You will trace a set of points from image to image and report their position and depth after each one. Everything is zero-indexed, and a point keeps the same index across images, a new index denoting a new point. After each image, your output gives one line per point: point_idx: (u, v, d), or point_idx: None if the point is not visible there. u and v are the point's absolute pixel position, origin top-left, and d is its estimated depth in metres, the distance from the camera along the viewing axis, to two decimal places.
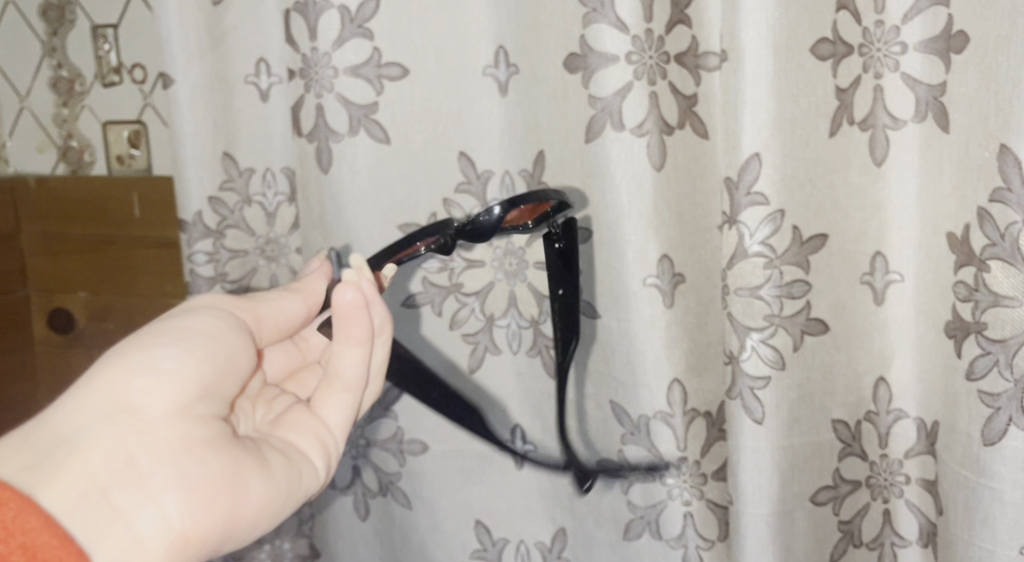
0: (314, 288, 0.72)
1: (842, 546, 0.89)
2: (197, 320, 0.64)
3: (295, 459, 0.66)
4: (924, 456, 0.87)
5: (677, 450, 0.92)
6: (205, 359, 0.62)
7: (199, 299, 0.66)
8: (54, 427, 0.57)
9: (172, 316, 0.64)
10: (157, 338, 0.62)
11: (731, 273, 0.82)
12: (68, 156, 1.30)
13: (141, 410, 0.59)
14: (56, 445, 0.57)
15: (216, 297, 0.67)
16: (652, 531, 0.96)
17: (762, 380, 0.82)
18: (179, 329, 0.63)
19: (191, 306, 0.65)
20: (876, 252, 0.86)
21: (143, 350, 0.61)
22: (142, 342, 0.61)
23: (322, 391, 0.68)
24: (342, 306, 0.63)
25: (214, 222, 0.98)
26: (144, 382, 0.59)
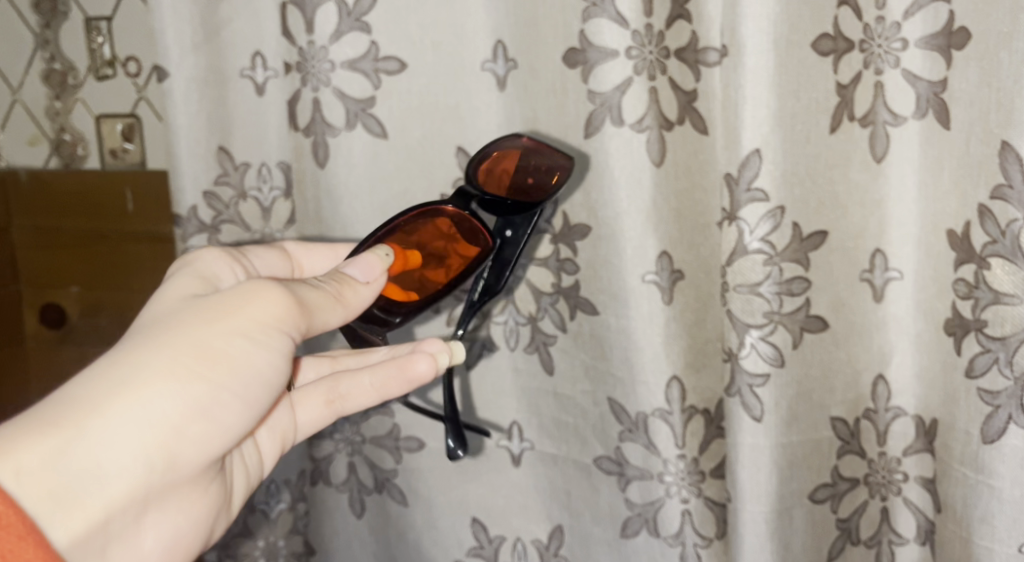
0: (357, 301, 0.66)
1: (841, 543, 0.88)
2: (264, 361, 0.61)
3: (251, 479, 0.70)
4: (923, 454, 0.87)
5: (676, 448, 0.92)
6: (252, 413, 0.62)
7: (269, 309, 0.61)
8: (99, 453, 0.55)
9: (244, 342, 0.60)
10: (223, 380, 0.59)
11: (731, 270, 0.81)
12: (60, 151, 1.29)
13: (179, 459, 0.59)
14: (93, 478, 0.55)
15: (285, 309, 0.61)
16: (650, 528, 0.95)
17: (761, 377, 0.82)
18: (247, 372, 0.60)
19: (269, 329, 0.61)
20: (876, 250, 0.85)
21: (207, 393, 0.59)
22: (209, 379, 0.59)
23: (307, 392, 0.71)
24: (412, 371, 0.67)
25: (209, 217, 0.98)
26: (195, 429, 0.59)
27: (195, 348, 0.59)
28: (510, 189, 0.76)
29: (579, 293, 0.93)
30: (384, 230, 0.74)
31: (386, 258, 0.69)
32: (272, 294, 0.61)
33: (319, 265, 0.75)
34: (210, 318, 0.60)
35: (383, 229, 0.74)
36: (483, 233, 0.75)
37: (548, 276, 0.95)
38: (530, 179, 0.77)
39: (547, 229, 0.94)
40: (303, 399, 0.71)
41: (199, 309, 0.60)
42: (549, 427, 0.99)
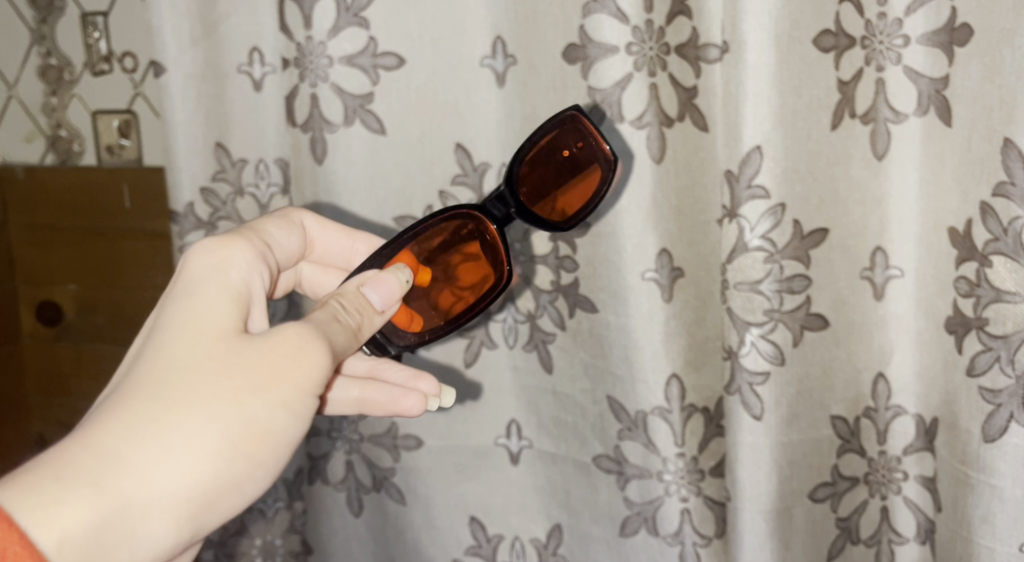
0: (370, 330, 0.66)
1: (840, 543, 0.88)
2: (299, 431, 0.59)
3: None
4: (923, 453, 0.87)
5: (675, 446, 0.92)
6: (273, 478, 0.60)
7: (310, 377, 0.59)
8: (136, 524, 0.53)
9: (286, 415, 0.58)
10: (261, 454, 0.58)
11: (731, 267, 0.81)
12: (57, 147, 1.28)
13: (205, 529, 0.57)
14: (125, 550, 0.53)
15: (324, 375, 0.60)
16: (648, 527, 0.95)
17: (761, 375, 0.81)
18: (282, 445, 0.59)
19: (307, 398, 0.59)
20: (877, 247, 0.84)
21: (246, 468, 0.57)
22: (247, 452, 0.57)
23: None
24: (402, 404, 0.71)
25: (206, 213, 0.97)
26: (227, 502, 0.57)
27: (240, 420, 0.57)
28: (543, 172, 0.78)
29: (578, 291, 0.93)
30: (409, 239, 0.72)
31: (405, 284, 0.68)
32: (316, 358, 0.59)
33: (330, 245, 0.76)
34: (258, 382, 0.58)
35: (408, 234, 0.72)
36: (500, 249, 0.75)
37: (548, 274, 0.94)
38: (566, 150, 0.77)
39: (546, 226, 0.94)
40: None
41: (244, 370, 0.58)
42: (548, 426, 0.98)
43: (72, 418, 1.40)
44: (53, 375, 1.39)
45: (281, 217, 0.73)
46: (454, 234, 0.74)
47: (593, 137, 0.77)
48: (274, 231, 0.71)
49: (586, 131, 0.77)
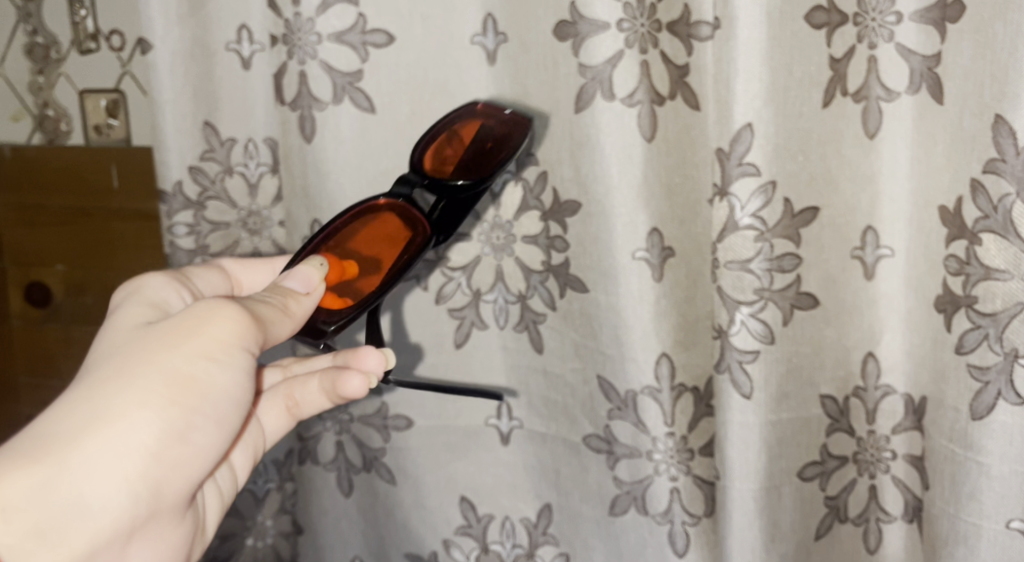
0: (303, 311, 0.68)
1: (828, 521, 0.89)
2: (227, 380, 0.63)
3: (230, 484, 0.74)
4: (912, 432, 0.87)
5: (665, 425, 0.92)
6: (225, 427, 0.65)
7: (227, 329, 0.63)
8: (83, 483, 0.59)
9: (211, 366, 0.63)
10: (193, 404, 0.62)
11: (721, 246, 0.80)
12: (44, 126, 1.27)
13: (164, 478, 0.63)
14: (82, 510, 0.60)
15: (241, 327, 0.63)
16: (638, 506, 0.95)
17: (751, 354, 0.81)
18: (215, 394, 0.63)
19: (229, 349, 0.63)
20: (867, 226, 0.84)
21: (180, 418, 0.62)
22: (180, 406, 0.62)
23: (274, 398, 0.76)
24: (356, 392, 0.70)
25: (195, 193, 0.99)
26: (170, 456, 0.62)
27: (163, 375, 0.61)
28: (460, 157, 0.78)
29: (569, 271, 0.93)
30: (321, 236, 0.75)
31: (321, 268, 0.71)
32: (228, 313, 0.63)
33: (258, 281, 0.78)
34: (176, 341, 0.62)
35: (321, 235, 0.75)
36: (418, 219, 0.74)
37: (538, 254, 0.95)
38: (490, 144, 0.79)
39: (536, 205, 0.94)
40: (270, 406, 0.76)
41: (158, 336, 0.63)
42: (538, 406, 0.99)
43: None
44: (41, 356, 1.39)
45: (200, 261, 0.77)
46: (377, 225, 0.75)
47: (495, 118, 0.81)
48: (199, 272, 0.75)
49: (490, 121, 0.80)
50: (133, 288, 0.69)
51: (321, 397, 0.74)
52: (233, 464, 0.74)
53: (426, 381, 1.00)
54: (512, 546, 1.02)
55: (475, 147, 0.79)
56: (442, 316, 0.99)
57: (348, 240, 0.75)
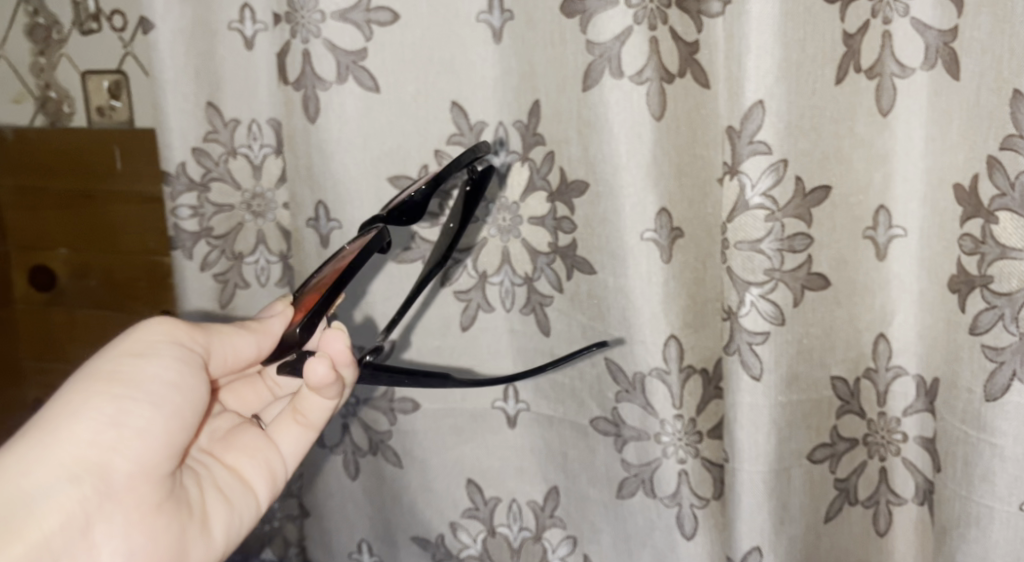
0: (269, 330, 0.72)
1: (838, 504, 0.88)
2: (156, 368, 0.66)
3: (238, 499, 0.71)
4: (923, 414, 0.86)
5: (673, 407, 0.91)
6: (168, 413, 0.66)
7: (152, 331, 0.68)
8: (24, 477, 0.62)
9: (136, 360, 0.66)
10: (122, 393, 0.65)
11: (731, 226, 0.80)
12: (47, 107, 1.26)
13: (108, 467, 0.64)
14: (23, 504, 0.62)
15: (168, 328, 0.68)
16: (646, 489, 0.95)
17: (761, 335, 0.81)
18: (146, 384, 0.65)
19: (154, 345, 0.67)
20: (879, 206, 0.83)
21: (109, 406, 0.64)
22: (109, 396, 0.64)
23: (284, 419, 0.74)
24: (319, 378, 0.67)
25: (199, 174, 1.00)
26: (106, 441, 0.64)
27: (92, 372, 0.65)
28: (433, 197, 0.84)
29: (576, 252, 0.92)
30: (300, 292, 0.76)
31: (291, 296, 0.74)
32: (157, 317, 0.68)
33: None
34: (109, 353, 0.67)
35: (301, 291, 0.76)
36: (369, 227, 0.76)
37: (545, 236, 0.94)
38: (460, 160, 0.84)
39: (543, 186, 0.93)
40: (280, 427, 0.74)
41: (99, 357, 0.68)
42: (545, 389, 0.98)
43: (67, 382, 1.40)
44: (45, 339, 1.39)
45: None
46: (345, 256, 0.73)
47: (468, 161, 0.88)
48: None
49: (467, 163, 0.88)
50: None
51: (316, 396, 0.70)
52: (242, 482, 0.72)
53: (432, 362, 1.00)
54: (519, 529, 1.02)
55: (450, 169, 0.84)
56: (446, 298, 0.98)
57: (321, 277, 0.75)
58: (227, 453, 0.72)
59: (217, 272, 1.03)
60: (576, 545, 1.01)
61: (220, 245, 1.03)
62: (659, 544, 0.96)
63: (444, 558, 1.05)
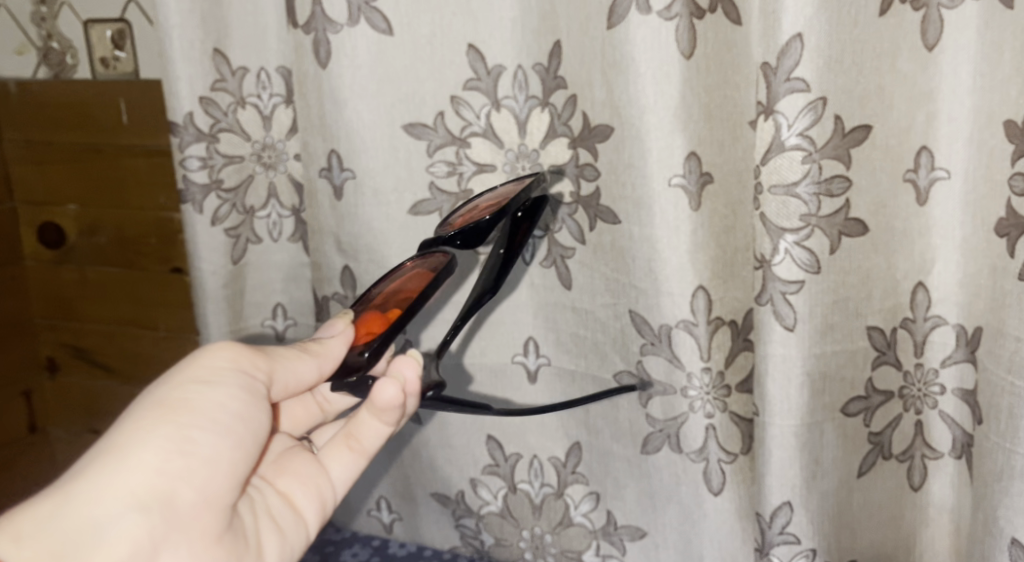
0: (331, 352, 0.71)
1: (872, 458, 0.86)
2: (222, 394, 0.64)
3: (297, 533, 0.68)
4: (963, 365, 0.83)
5: (700, 360, 0.88)
6: (234, 441, 0.63)
7: (217, 357, 0.66)
8: (87, 506, 0.58)
9: (199, 386, 0.64)
10: (188, 419, 0.62)
11: (766, 169, 0.76)
12: (49, 59, 1.22)
13: (176, 495, 0.60)
14: (87, 537, 0.57)
15: (236, 353, 0.66)
16: (672, 444, 0.92)
17: (795, 284, 0.78)
18: (212, 409, 0.63)
19: (220, 371, 0.65)
20: (922, 147, 0.79)
21: (176, 433, 0.61)
22: (174, 422, 0.62)
23: (336, 444, 0.71)
24: (386, 399, 0.66)
25: (207, 125, 0.97)
26: (175, 467, 0.61)
27: (158, 399, 0.63)
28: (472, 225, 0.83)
29: (599, 202, 0.89)
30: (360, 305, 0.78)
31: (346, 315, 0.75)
32: (216, 343, 0.67)
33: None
34: (166, 379, 0.65)
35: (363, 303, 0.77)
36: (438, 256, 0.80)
37: (567, 185, 0.91)
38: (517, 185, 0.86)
39: (565, 132, 0.89)
40: (332, 452, 0.70)
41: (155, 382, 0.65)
42: (566, 342, 0.95)
43: (77, 341, 1.38)
44: (56, 297, 1.37)
45: None
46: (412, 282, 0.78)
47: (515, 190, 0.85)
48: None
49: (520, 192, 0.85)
50: None
51: (374, 421, 0.69)
52: (295, 512, 0.68)
53: (450, 318, 0.97)
54: (541, 485, 1.00)
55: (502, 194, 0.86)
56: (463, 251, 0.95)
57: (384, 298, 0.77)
58: (278, 479, 0.69)
59: (228, 226, 1.00)
60: (599, 501, 0.98)
61: (230, 198, 1.00)
62: (685, 500, 0.93)
63: (464, 514, 1.04)
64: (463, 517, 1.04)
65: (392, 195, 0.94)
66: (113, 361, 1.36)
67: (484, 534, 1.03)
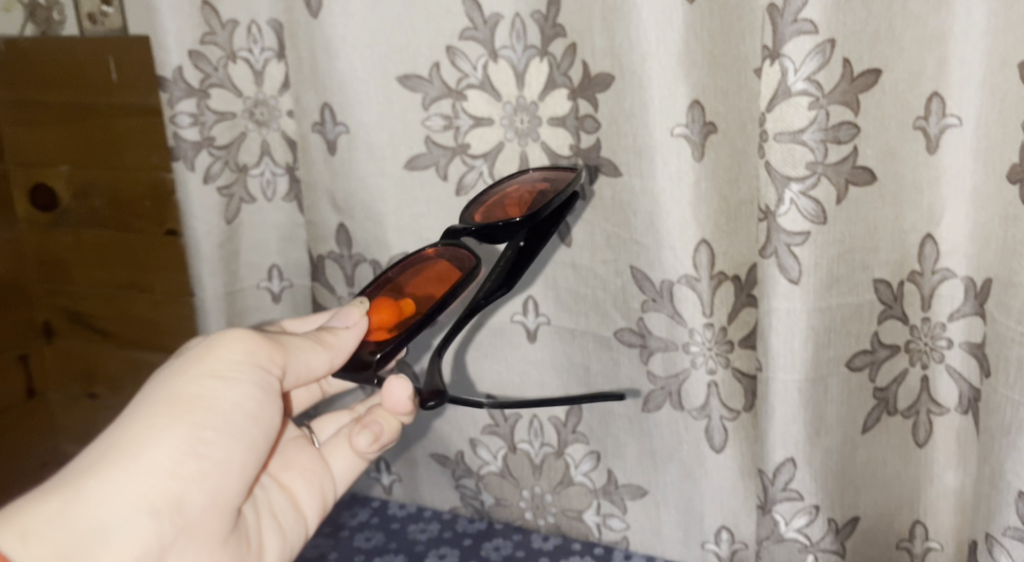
0: (343, 345, 0.72)
1: (876, 414, 0.84)
2: (236, 394, 0.65)
3: (291, 526, 0.72)
4: (972, 318, 0.81)
5: (703, 316, 0.87)
6: (244, 443, 0.65)
7: (234, 351, 0.66)
8: (101, 505, 0.59)
9: (215, 383, 0.65)
10: (205, 419, 0.63)
11: (772, 115, 0.74)
12: (36, 16, 1.19)
13: (187, 499, 0.62)
14: (101, 536, 0.58)
15: (255, 347, 0.67)
16: (673, 401, 0.91)
17: (800, 236, 0.77)
18: (227, 409, 0.65)
19: (237, 367, 0.66)
20: (932, 93, 0.76)
21: (191, 433, 0.63)
22: (190, 422, 0.63)
23: (339, 442, 0.76)
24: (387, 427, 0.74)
25: (197, 80, 0.95)
26: (188, 469, 0.62)
27: (174, 395, 0.63)
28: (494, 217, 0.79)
29: (600, 154, 0.86)
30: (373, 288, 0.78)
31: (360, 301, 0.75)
32: (234, 335, 0.67)
33: (314, 322, 0.81)
34: (181, 370, 0.65)
35: (374, 285, 0.78)
36: (462, 252, 0.76)
37: (566, 138, 0.88)
38: (547, 197, 0.79)
39: (564, 83, 0.87)
40: (335, 450, 0.76)
41: (170, 367, 0.66)
42: (566, 300, 0.93)
43: (75, 306, 1.37)
44: (50, 261, 1.35)
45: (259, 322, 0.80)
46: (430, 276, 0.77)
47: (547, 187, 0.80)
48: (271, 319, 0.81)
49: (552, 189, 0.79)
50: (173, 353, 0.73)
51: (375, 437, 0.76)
52: (296, 508, 0.73)
53: None
54: (541, 445, 0.99)
55: (529, 201, 0.79)
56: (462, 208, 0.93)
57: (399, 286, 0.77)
58: (280, 472, 0.73)
59: (221, 184, 0.98)
60: (599, 461, 0.97)
61: (222, 156, 0.98)
62: (687, 457, 0.92)
63: (464, 475, 1.03)
64: (462, 478, 1.03)
65: (387, 151, 0.92)
66: (110, 324, 1.35)
67: (483, 495, 1.03)
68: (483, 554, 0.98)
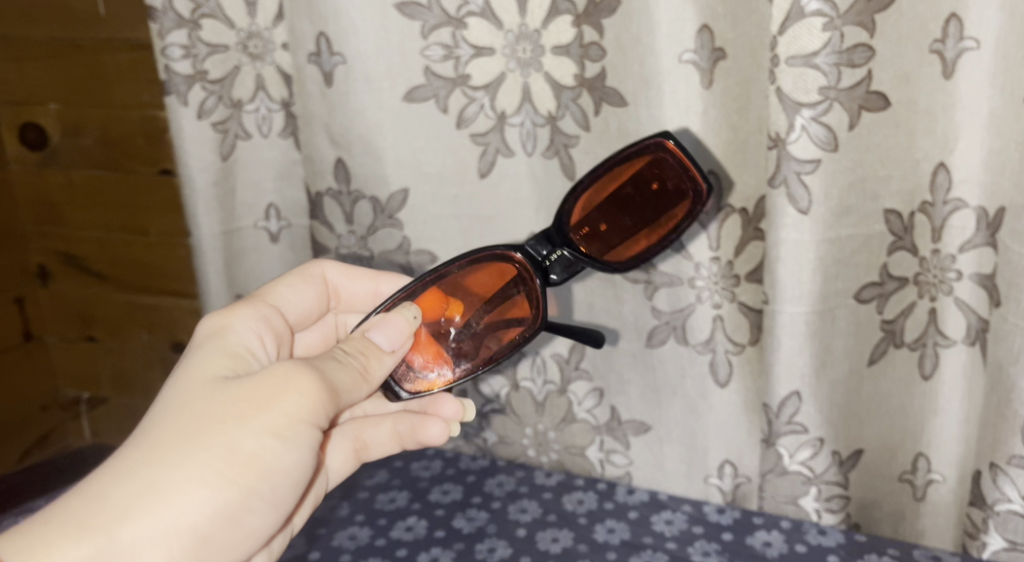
0: (382, 373, 0.66)
1: (883, 347, 0.84)
2: (291, 456, 0.60)
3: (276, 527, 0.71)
4: (983, 249, 0.79)
5: (709, 250, 0.86)
6: (276, 503, 0.62)
7: (300, 407, 0.60)
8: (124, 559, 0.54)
9: (273, 441, 0.59)
10: (253, 483, 0.59)
11: (785, 37, 0.73)
12: None
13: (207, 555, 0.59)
14: None
15: (320, 404, 0.60)
16: (677, 336, 0.90)
17: (811, 165, 0.75)
18: (274, 473, 0.60)
19: (296, 427, 0.60)
20: (950, 15, 0.73)
21: (236, 496, 0.59)
22: (237, 483, 0.58)
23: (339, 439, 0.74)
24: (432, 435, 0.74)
25: (188, 10, 0.92)
26: (220, 528, 0.59)
27: (231, 448, 0.58)
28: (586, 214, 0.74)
29: (605, 84, 0.84)
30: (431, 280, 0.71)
31: (413, 320, 0.69)
32: (305, 386, 0.60)
33: (354, 291, 0.79)
34: (242, 411, 0.59)
35: (433, 275, 0.71)
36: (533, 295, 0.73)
37: (570, 68, 0.86)
38: (659, 185, 0.74)
39: (568, 9, 0.84)
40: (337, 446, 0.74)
41: (232, 400, 0.59)
42: None
43: (72, 249, 1.35)
44: (43, 201, 1.33)
45: (299, 274, 0.76)
46: (486, 277, 0.73)
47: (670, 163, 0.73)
48: (286, 293, 0.74)
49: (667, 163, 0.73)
50: (219, 330, 0.66)
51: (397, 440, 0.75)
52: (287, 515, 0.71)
53: (451, 213, 0.94)
54: (544, 383, 0.98)
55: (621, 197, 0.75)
56: (465, 142, 0.91)
57: (461, 294, 0.73)
58: None
59: (215, 120, 0.96)
60: (603, 397, 0.96)
61: (216, 90, 0.95)
62: (690, 393, 0.92)
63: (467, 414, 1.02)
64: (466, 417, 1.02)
65: (385, 83, 0.89)
66: (106, 266, 1.33)
67: (486, 432, 1.02)
68: (486, 490, 0.95)
